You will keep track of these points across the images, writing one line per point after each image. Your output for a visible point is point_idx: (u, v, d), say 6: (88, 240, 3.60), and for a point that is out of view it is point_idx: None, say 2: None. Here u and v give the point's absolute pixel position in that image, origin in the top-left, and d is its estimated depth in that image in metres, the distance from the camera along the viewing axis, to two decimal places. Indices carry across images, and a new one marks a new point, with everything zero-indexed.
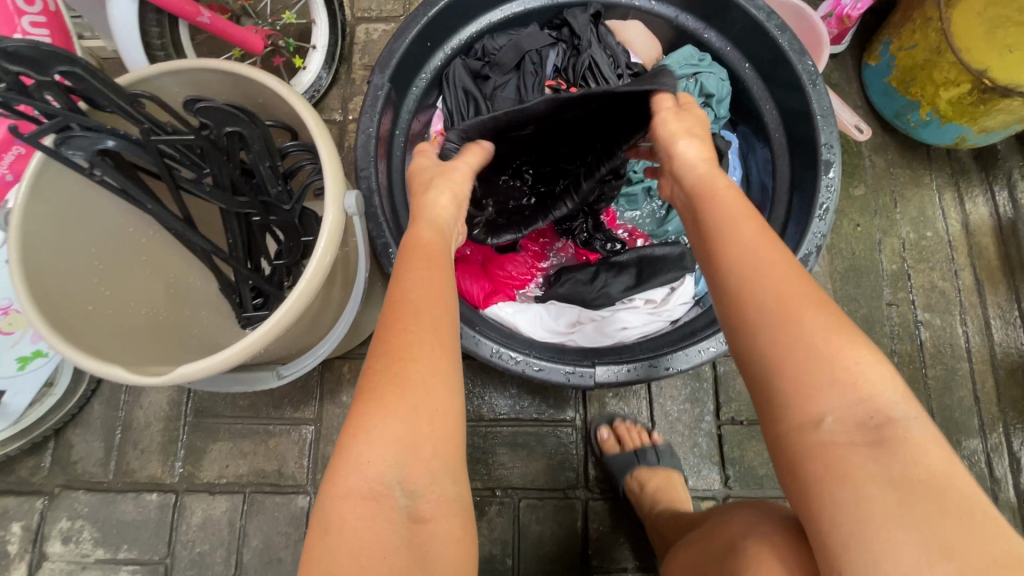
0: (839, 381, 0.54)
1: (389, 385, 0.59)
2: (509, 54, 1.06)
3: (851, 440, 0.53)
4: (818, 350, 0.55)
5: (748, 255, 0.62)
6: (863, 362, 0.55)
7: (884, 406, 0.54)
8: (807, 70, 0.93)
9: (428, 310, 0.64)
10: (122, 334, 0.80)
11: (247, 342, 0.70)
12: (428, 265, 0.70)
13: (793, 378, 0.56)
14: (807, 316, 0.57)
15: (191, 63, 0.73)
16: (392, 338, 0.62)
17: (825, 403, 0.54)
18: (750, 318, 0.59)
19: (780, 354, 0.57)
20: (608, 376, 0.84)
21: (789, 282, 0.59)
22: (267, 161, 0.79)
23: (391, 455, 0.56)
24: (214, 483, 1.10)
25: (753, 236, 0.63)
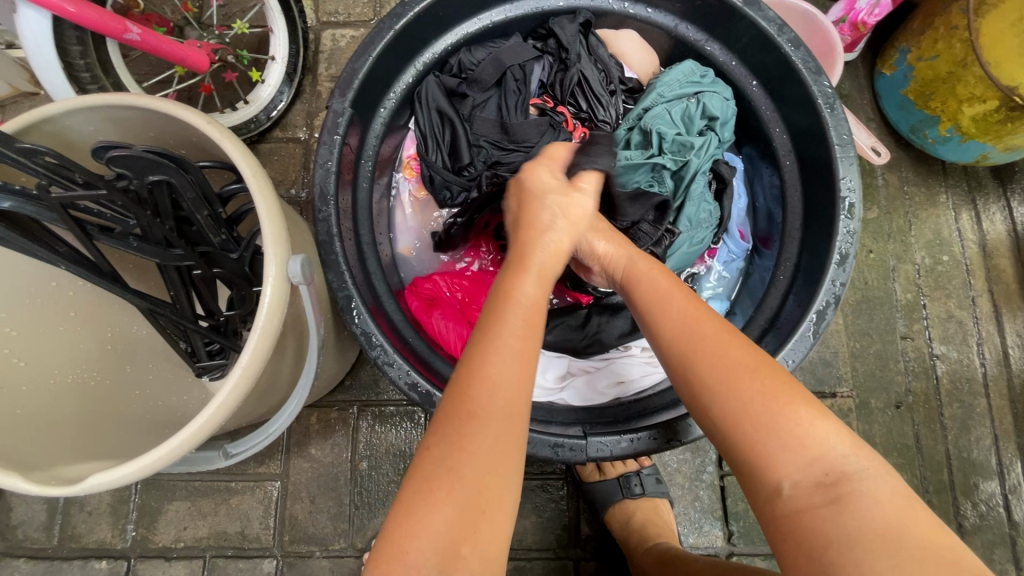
0: (789, 441, 0.49)
1: (445, 471, 0.48)
2: (489, 70, 0.94)
3: (813, 504, 0.48)
4: (754, 411, 0.51)
5: (672, 326, 0.58)
6: (805, 418, 0.50)
7: (834, 460, 0.49)
8: (823, 91, 0.82)
9: (505, 383, 0.52)
10: (41, 415, 0.68)
11: (177, 439, 0.58)
12: (529, 330, 0.57)
13: (748, 445, 0.51)
14: (747, 380, 0.52)
15: (101, 100, 0.62)
16: (461, 416, 0.51)
17: (780, 466, 0.49)
18: (695, 386, 0.54)
19: (728, 419, 0.52)
20: (601, 449, 0.75)
21: (724, 347, 0.55)
22: (205, 209, 0.67)
23: (434, 543, 0.46)
24: (170, 547, 1.00)
25: (682, 305, 0.59)
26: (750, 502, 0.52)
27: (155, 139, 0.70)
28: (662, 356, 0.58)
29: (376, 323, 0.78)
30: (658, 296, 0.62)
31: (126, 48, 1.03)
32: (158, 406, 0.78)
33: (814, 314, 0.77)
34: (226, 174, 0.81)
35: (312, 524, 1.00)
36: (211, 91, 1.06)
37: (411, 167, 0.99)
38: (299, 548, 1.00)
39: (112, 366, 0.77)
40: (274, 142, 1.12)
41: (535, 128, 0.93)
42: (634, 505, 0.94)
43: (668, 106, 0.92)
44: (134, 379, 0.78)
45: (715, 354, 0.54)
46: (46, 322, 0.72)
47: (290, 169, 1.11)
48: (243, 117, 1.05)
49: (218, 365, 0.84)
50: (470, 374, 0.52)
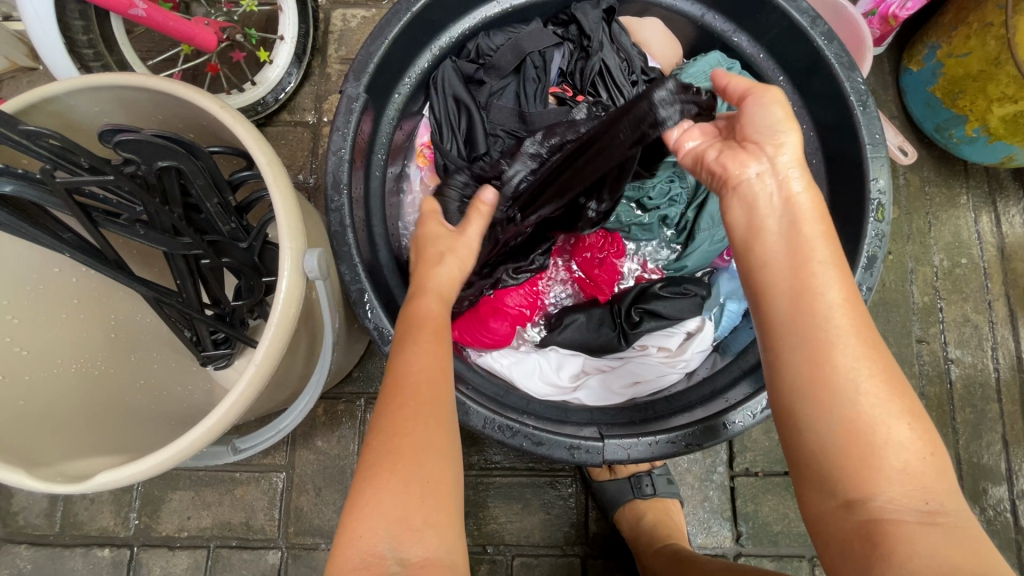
0: (905, 468, 0.47)
1: (387, 460, 0.49)
2: (508, 56, 0.91)
3: (905, 521, 0.45)
4: (880, 426, 0.48)
5: (824, 322, 0.51)
6: (922, 450, 0.48)
7: (934, 494, 0.47)
8: (856, 88, 0.79)
9: (422, 377, 0.55)
10: (45, 407, 0.66)
11: (186, 441, 0.56)
12: (431, 335, 0.59)
13: (853, 451, 0.48)
14: (887, 401, 0.49)
15: (107, 80, 0.59)
16: (391, 409, 0.53)
17: (884, 479, 0.46)
18: (832, 388, 0.49)
19: (852, 430, 0.48)
20: (618, 452, 0.73)
21: (875, 365, 0.50)
22: (215, 196, 0.64)
23: (386, 529, 0.46)
24: (174, 537, 0.99)
25: (838, 298, 0.52)
26: (814, 500, 0.50)
27: (163, 122, 0.67)
28: (809, 338, 0.51)
29: (390, 318, 0.76)
30: (825, 290, 0.52)
31: (130, 24, 0.99)
32: (163, 397, 0.76)
33: None
34: (236, 160, 0.78)
35: (318, 516, 0.99)
36: (217, 71, 1.02)
37: (423, 155, 0.94)
38: (304, 540, 0.99)
39: (117, 355, 0.74)
40: (281, 125, 1.08)
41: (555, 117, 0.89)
42: (645, 505, 0.93)
43: None
44: (139, 368, 0.76)
45: (865, 355, 0.50)
46: (48, 311, 0.69)
47: (297, 153, 1.08)
48: (251, 99, 1.01)
49: (224, 354, 0.80)
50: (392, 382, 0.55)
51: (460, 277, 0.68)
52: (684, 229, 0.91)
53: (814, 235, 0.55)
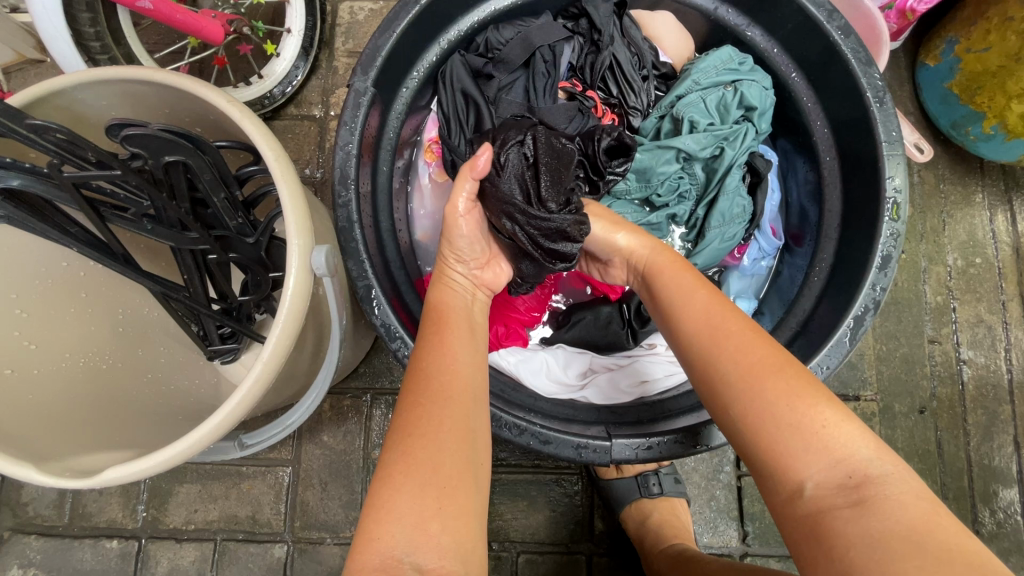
0: (816, 446, 0.47)
1: (397, 464, 0.49)
2: (517, 50, 0.89)
3: (834, 504, 0.45)
4: (776, 407, 0.48)
5: (707, 331, 0.55)
6: (832, 419, 0.47)
7: (860, 464, 0.46)
8: (872, 84, 0.78)
9: (441, 371, 0.56)
10: (52, 402, 0.66)
11: (194, 437, 0.56)
12: (439, 326, 0.62)
13: (770, 442, 0.48)
14: (766, 373, 0.50)
15: (114, 74, 0.58)
16: (405, 409, 0.53)
17: (806, 465, 0.47)
18: (716, 380, 0.53)
19: (756, 421, 0.49)
20: (625, 452, 0.73)
21: (747, 343, 0.52)
22: (223, 192, 0.64)
23: (403, 533, 0.46)
24: (181, 529, 1.00)
25: (703, 303, 0.58)
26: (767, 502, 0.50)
27: (170, 116, 0.66)
28: (684, 348, 0.57)
29: (397, 315, 0.76)
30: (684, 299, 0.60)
31: (138, 16, 0.98)
32: (169, 391, 0.76)
33: (851, 320, 0.74)
34: (243, 155, 0.78)
35: (323, 511, 0.99)
36: (224, 64, 1.01)
37: (432, 151, 0.94)
38: (310, 534, 0.99)
39: (124, 349, 0.74)
40: (288, 119, 1.08)
41: (565, 113, 0.88)
42: (651, 504, 0.93)
43: (703, 94, 0.88)
44: (145, 363, 0.76)
45: (731, 338, 0.53)
46: (56, 305, 0.69)
47: (304, 148, 1.07)
48: (258, 92, 1.01)
49: (230, 349, 0.80)
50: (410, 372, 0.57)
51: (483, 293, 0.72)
52: (694, 226, 0.92)
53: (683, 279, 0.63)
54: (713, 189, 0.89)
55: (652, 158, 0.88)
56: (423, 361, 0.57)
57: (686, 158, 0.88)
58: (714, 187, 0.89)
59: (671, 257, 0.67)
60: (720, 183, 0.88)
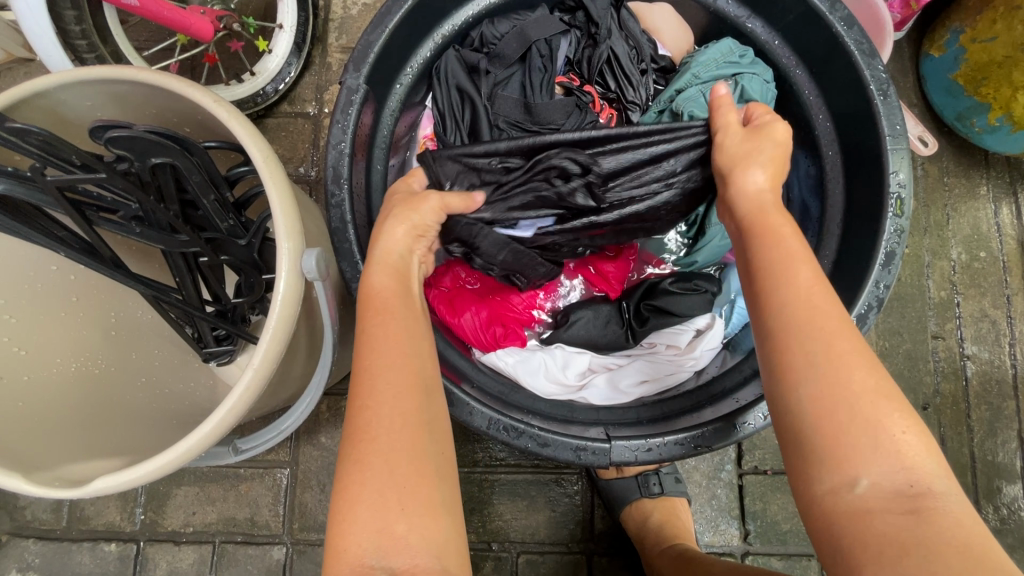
0: (883, 447, 0.45)
1: (355, 473, 0.48)
2: (513, 44, 0.88)
3: (888, 508, 0.44)
4: (858, 404, 0.46)
5: (810, 311, 0.50)
6: (907, 428, 0.46)
7: (925, 475, 0.45)
8: (876, 77, 0.76)
9: (386, 370, 0.52)
10: (42, 409, 0.65)
11: (184, 445, 0.55)
12: (383, 314, 0.57)
13: (831, 431, 0.46)
14: (850, 368, 0.47)
15: (97, 74, 0.57)
16: (353, 415, 0.51)
17: (866, 463, 0.45)
18: (795, 359, 0.49)
19: (821, 411, 0.47)
20: (624, 453, 0.72)
21: (842, 333, 0.49)
22: (212, 194, 0.63)
23: (368, 540, 0.46)
24: (180, 532, 0.99)
25: (809, 281, 0.51)
26: (796, 491, 0.49)
27: (157, 117, 0.65)
28: (771, 319, 0.51)
29: None
30: (793, 273, 0.52)
31: (126, 13, 0.97)
32: (162, 394, 0.75)
33: (855, 318, 0.73)
34: (234, 154, 0.77)
35: (322, 512, 0.99)
36: (215, 61, 1.00)
37: (426, 148, 0.92)
38: (309, 536, 0.98)
39: (118, 352, 0.73)
40: (282, 117, 1.06)
41: (562, 108, 0.86)
42: (652, 504, 0.92)
43: (703, 88, 0.86)
44: (138, 366, 0.75)
45: (828, 325, 0.49)
46: (46, 309, 0.69)
47: (297, 145, 1.06)
48: (250, 89, 0.99)
49: (226, 351, 0.79)
50: (359, 373, 0.53)
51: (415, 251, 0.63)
52: (694, 222, 0.88)
53: (785, 246, 0.54)
54: None
55: None
56: (366, 361, 0.53)
57: None
58: None
59: (777, 218, 0.57)
60: None
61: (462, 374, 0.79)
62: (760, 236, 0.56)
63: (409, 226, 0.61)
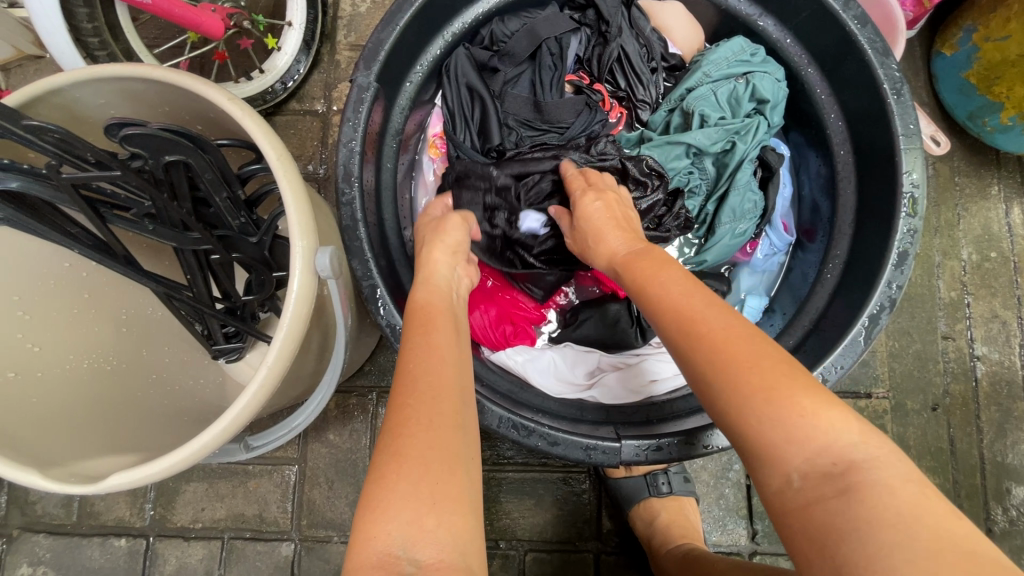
0: (795, 430, 0.44)
1: (391, 462, 0.47)
2: (523, 42, 0.88)
3: (822, 495, 0.42)
4: (754, 396, 0.46)
5: (688, 327, 0.52)
6: (811, 406, 0.44)
7: (843, 450, 0.43)
8: (890, 76, 0.76)
9: (430, 372, 0.55)
10: (54, 405, 0.65)
11: (199, 443, 0.55)
12: (431, 326, 0.61)
13: (748, 425, 0.46)
14: (745, 369, 0.47)
15: (112, 71, 0.57)
16: (394, 409, 0.52)
17: (786, 450, 0.44)
18: (695, 375, 0.50)
19: (734, 408, 0.46)
20: (635, 453, 0.72)
21: (726, 334, 0.50)
22: (224, 191, 0.63)
23: (398, 529, 0.44)
24: (189, 528, 1.00)
25: (686, 299, 0.55)
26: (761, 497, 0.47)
27: (170, 114, 0.65)
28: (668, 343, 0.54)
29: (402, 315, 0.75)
30: (664, 300, 0.56)
31: (136, 11, 0.97)
32: (173, 391, 0.75)
33: (866, 319, 0.72)
34: (245, 153, 0.77)
35: (330, 509, 0.99)
36: (224, 59, 1.00)
37: (436, 146, 0.93)
38: (318, 532, 0.99)
39: (129, 348, 0.74)
40: (291, 114, 1.06)
41: (571, 108, 0.87)
42: (660, 504, 0.92)
43: (714, 87, 0.86)
44: (149, 362, 0.75)
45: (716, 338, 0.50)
46: (59, 306, 0.69)
47: (306, 143, 1.06)
48: (259, 87, 0.99)
49: (235, 348, 0.79)
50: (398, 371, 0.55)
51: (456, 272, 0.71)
52: (704, 222, 0.90)
53: (664, 279, 0.59)
54: (724, 184, 0.87)
55: (661, 156, 0.86)
56: (409, 362, 0.56)
57: (693, 155, 0.86)
58: (724, 184, 0.87)
59: (657, 256, 0.63)
60: (728, 180, 0.87)
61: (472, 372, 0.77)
62: (644, 276, 0.61)
63: (444, 246, 0.72)
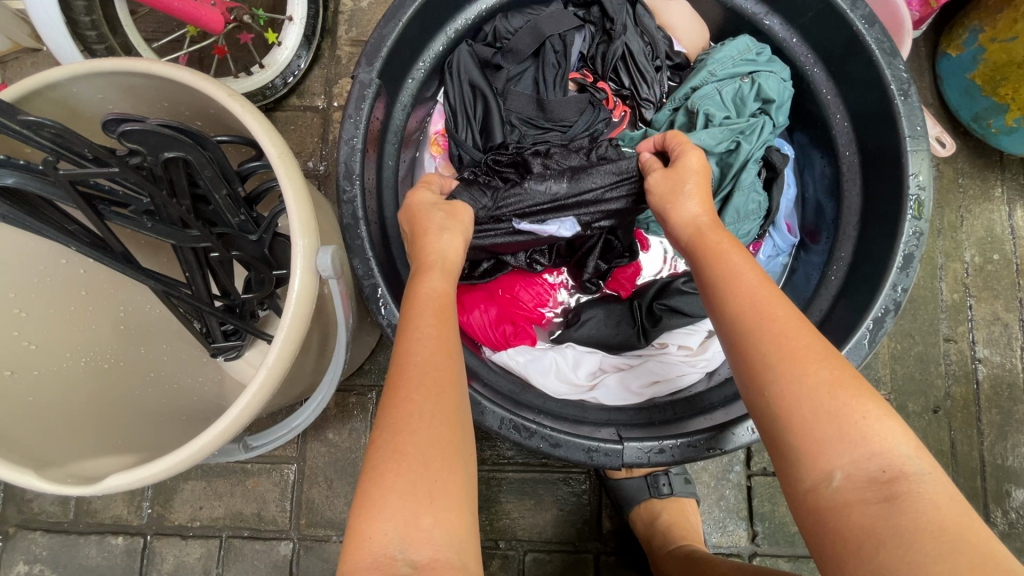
0: (850, 434, 0.44)
1: (392, 459, 0.46)
2: (527, 39, 0.87)
3: (863, 500, 0.42)
4: (812, 397, 0.46)
5: (758, 314, 0.51)
6: (870, 413, 0.45)
7: (896, 458, 0.43)
8: (897, 77, 0.75)
9: (437, 366, 0.52)
10: (51, 404, 0.64)
11: (199, 444, 0.54)
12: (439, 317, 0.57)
13: (800, 421, 0.46)
14: (806, 362, 0.47)
15: (111, 66, 0.56)
16: (397, 402, 0.50)
17: (838, 453, 0.44)
18: (751, 357, 0.50)
19: (788, 406, 0.46)
20: (638, 455, 0.71)
21: (793, 328, 0.49)
22: (224, 188, 0.62)
23: (395, 529, 0.43)
24: (186, 526, 0.99)
25: (757, 284, 0.53)
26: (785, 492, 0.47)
27: (169, 109, 0.64)
28: (726, 326, 0.53)
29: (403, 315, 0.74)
30: (738, 280, 0.54)
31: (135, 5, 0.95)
32: (171, 389, 0.75)
33: (871, 321, 0.72)
34: (245, 149, 0.76)
35: (329, 508, 0.99)
36: (224, 53, 0.98)
37: (438, 144, 0.91)
38: (316, 532, 0.98)
39: (127, 346, 0.73)
40: (291, 110, 1.05)
41: (575, 106, 0.87)
42: (660, 505, 0.92)
43: (719, 86, 0.85)
44: (148, 360, 0.75)
45: (779, 324, 0.50)
46: (57, 303, 0.68)
47: (306, 139, 1.05)
48: (259, 82, 0.98)
49: (234, 346, 0.79)
50: (406, 360, 0.53)
51: (459, 251, 0.66)
52: None
53: (738, 262, 0.56)
54: (730, 185, 0.85)
55: None
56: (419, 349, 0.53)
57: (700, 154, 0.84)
58: (729, 182, 0.85)
59: (722, 234, 0.60)
60: (734, 181, 0.85)
61: (473, 373, 0.77)
62: (709, 253, 0.58)
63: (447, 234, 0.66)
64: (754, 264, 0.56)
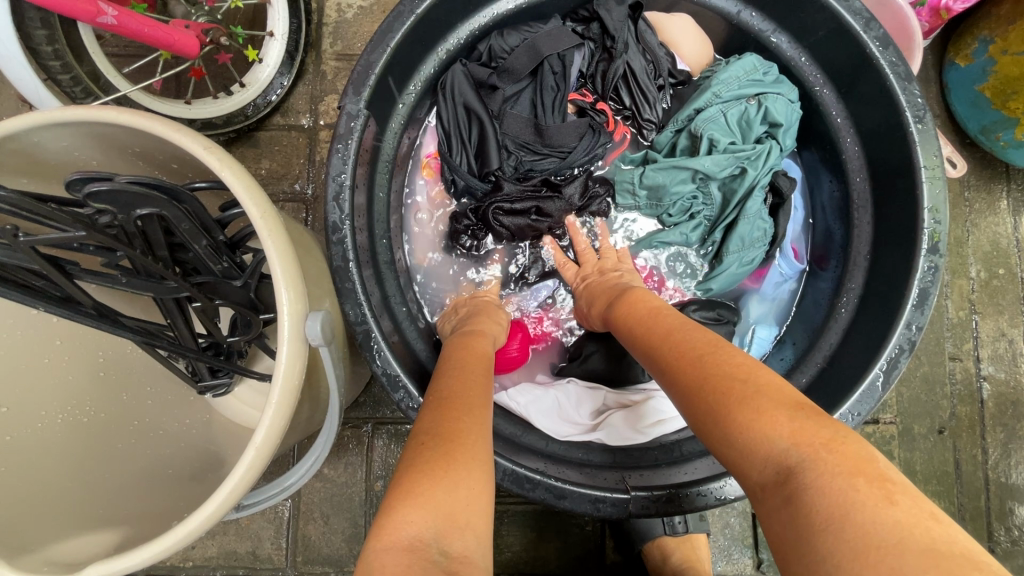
0: (742, 445, 0.45)
1: (439, 457, 0.45)
2: (523, 59, 0.82)
3: (774, 507, 0.42)
4: (706, 420, 0.48)
5: (655, 360, 0.58)
6: (742, 418, 0.45)
7: (778, 456, 0.42)
8: (912, 103, 0.72)
9: (462, 390, 0.56)
10: (24, 470, 0.60)
11: (182, 530, 0.50)
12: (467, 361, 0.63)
13: (714, 441, 0.48)
14: (688, 390, 0.51)
15: (71, 117, 0.50)
16: (446, 413, 0.51)
17: (749, 464, 0.44)
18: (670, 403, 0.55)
19: (701, 433, 0.49)
20: (645, 505, 0.69)
21: (675, 364, 0.54)
22: (204, 240, 0.57)
23: (435, 519, 0.41)
24: (179, 566, 0.96)
25: (651, 334, 0.60)
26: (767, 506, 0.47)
27: (141, 154, 0.59)
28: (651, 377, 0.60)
29: (400, 362, 0.71)
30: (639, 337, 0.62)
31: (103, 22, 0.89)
32: (159, 438, 0.70)
33: (885, 362, 0.69)
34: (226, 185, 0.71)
35: (326, 545, 0.96)
36: (201, 75, 0.93)
37: (430, 167, 0.87)
38: (313, 568, 0.96)
39: (107, 398, 0.69)
40: (274, 129, 1.00)
41: (574, 131, 0.83)
42: (674, 543, 0.91)
43: (724, 108, 0.81)
44: (133, 407, 0.71)
45: (670, 364, 0.55)
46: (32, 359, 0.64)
47: (291, 160, 0.99)
48: (240, 102, 0.93)
49: (223, 383, 0.75)
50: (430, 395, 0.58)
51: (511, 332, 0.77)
52: (711, 250, 0.86)
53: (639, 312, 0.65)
54: (731, 212, 0.83)
55: (667, 179, 0.82)
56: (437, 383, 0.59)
57: (699, 177, 0.82)
58: (731, 212, 0.83)
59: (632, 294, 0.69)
60: (736, 211, 0.83)
61: None
62: (626, 309, 0.67)
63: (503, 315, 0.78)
64: (659, 311, 0.63)
